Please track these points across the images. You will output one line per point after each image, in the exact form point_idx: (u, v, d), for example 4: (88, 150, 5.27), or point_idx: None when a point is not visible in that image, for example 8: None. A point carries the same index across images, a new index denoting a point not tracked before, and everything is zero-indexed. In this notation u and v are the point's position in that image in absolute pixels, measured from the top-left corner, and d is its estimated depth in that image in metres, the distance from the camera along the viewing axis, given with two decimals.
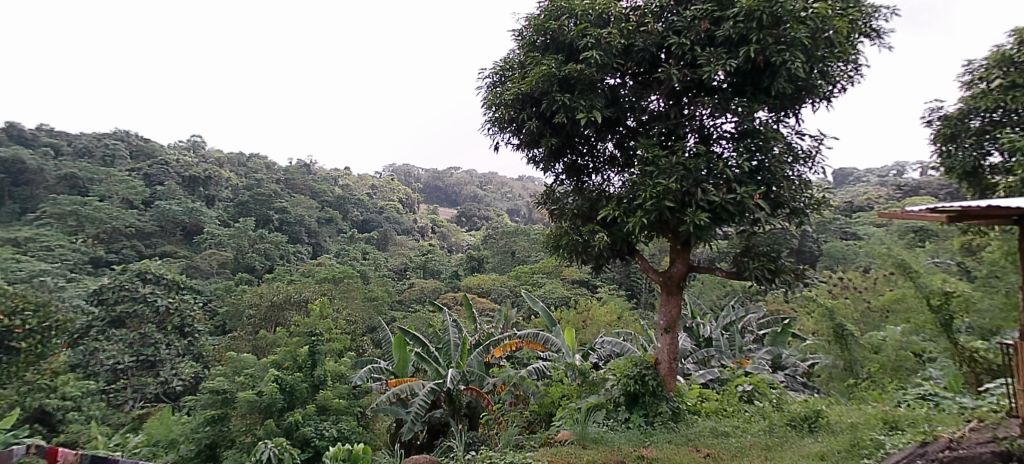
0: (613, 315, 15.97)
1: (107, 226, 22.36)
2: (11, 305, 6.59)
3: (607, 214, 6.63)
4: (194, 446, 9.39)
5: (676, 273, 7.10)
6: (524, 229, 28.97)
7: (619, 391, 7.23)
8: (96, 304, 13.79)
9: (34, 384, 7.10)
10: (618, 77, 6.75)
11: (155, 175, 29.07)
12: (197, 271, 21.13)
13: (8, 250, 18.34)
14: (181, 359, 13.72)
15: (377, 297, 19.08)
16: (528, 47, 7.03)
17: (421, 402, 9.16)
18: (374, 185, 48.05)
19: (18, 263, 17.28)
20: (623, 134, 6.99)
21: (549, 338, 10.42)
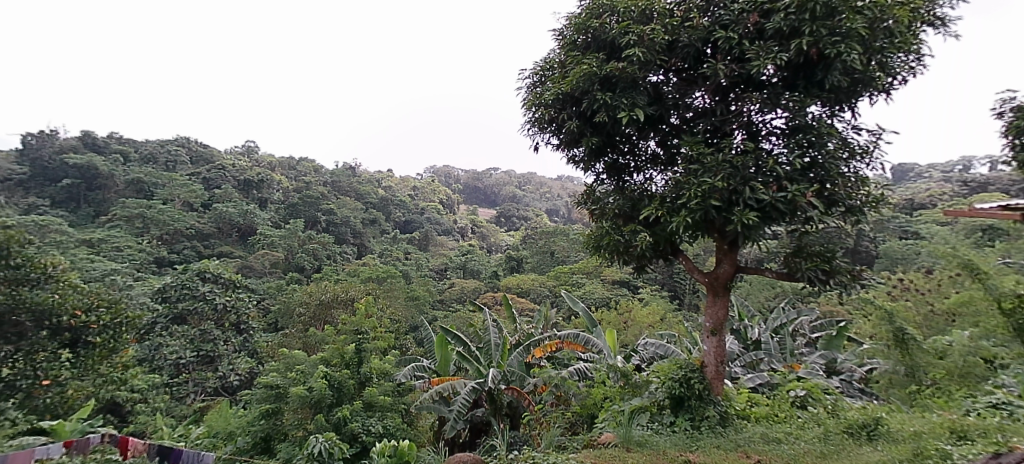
0: (656, 317, 15.76)
1: (170, 227, 23.50)
2: (88, 302, 7.05)
3: (649, 214, 6.54)
4: (250, 439, 9.84)
5: (723, 274, 6.96)
6: (564, 229, 28.91)
7: (663, 394, 7.14)
8: (161, 302, 14.48)
9: (108, 377, 7.42)
10: (662, 74, 6.69)
11: (213, 179, 30.36)
12: (251, 270, 21.94)
13: (83, 250, 19.49)
14: (237, 354, 14.27)
15: (419, 297, 19.55)
16: (568, 46, 7.04)
17: (462, 401, 9.27)
18: (416, 186, 48.81)
19: (92, 262, 18.35)
20: (666, 132, 6.92)
21: (590, 340, 10.34)
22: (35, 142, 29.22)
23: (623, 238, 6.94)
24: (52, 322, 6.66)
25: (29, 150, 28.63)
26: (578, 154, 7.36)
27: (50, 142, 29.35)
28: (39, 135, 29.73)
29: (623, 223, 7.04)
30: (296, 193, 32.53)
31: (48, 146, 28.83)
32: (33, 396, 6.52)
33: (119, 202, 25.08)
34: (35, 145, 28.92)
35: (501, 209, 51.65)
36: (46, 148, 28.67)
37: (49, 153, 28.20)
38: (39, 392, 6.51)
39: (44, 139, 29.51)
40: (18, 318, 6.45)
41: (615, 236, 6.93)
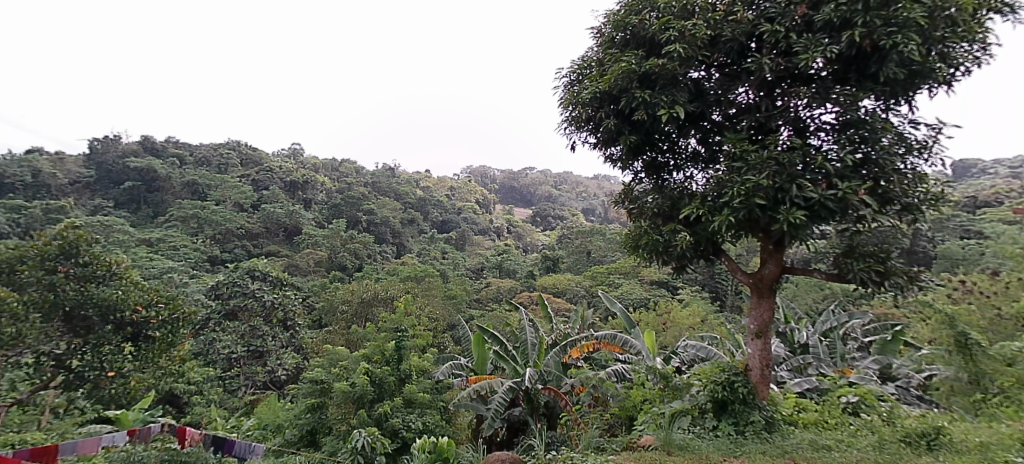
0: (696, 318, 15.44)
1: (221, 227, 24.40)
2: (147, 297, 7.33)
3: (690, 213, 6.42)
4: (297, 431, 10.19)
5: (768, 274, 6.77)
6: (601, 229, 28.69)
7: (705, 397, 7.01)
8: (214, 298, 15.05)
9: (167, 370, 7.72)
10: (703, 70, 6.57)
11: (261, 180, 31.38)
12: (297, 269, 22.56)
13: (143, 249, 20.46)
14: (285, 349, 14.70)
15: (456, 296, 19.71)
16: (607, 44, 7.00)
17: (500, 400, 9.30)
18: (453, 186, 49.26)
19: (150, 261, 19.21)
20: (707, 129, 6.79)
21: (628, 340, 10.20)
22: (100, 146, 30.88)
23: (662, 238, 6.82)
24: (115, 316, 6.96)
25: (94, 154, 30.24)
26: (616, 153, 7.30)
27: (114, 146, 30.93)
28: (104, 140, 31.37)
29: (662, 223, 6.92)
30: (338, 193, 33.24)
31: (111, 150, 30.39)
32: (100, 386, 6.85)
33: (175, 203, 26.22)
34: (100, 149, 30.54)
35: (538, 208, 51.59)
36: (110, 152, 30.24)
37: (112, 157, 29.73)
38: (105, 382, 6.85)
39: (108, 144, 31.10)
40: (86, 313, 6.78)
41: (653, 236, 6.82)
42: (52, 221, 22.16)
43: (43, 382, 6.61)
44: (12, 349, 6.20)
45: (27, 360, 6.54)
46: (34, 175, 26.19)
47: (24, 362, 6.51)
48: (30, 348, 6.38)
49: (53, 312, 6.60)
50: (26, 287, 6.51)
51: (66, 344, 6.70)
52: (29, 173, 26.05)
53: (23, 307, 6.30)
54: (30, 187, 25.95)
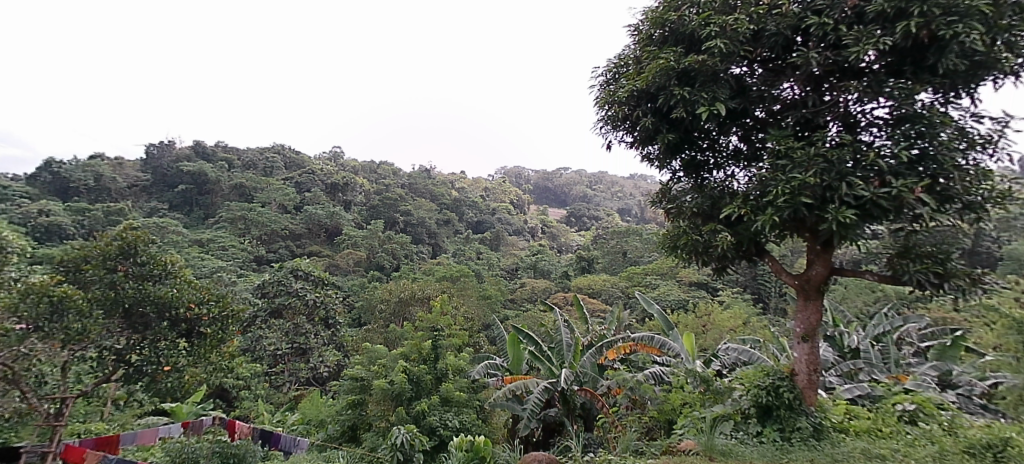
0: (738, 320, 15.03)
1: (267, 228, 25.12)
2: (199, 296, 7.45)
3: (731, 212, 6.23)
4: (339, 427, 10.42)
5: (816, 276, 6.52)
6: (637, 229, 28.34)
7: (748, 402, 6.82)
8: (260, 296, 15.50)
9: (217, 366, 7.86)
10: (745, 66, 6.38)
11: (304, 182, 32.18)
12: (337, 268, 23.02)
13: (194, 249, 21.25)
14: (326, 347, 15.01)
15: (491, 296, 19.80)
16: (644, 42, 6.88)
17: (536, 400, 9.25)
18: (487, 187, 49.50)
19: (201, 260, 19.93)
20: (749, 126, 6.59)
21: (666, 343, 9.98)
22: (155, 152, 32.28)
23: (702, 238, 6.63)
24: (171, 313, 7.16)
25: (150, 159, 31.62)
26: (653, 151, 7.15)
27: (168, 152, 32.27)
28: (159, 145, 32.74)
29: (702, 223, 6.74)
30: (376, 195, 33.77)
31: (166, 155, 31.73)
32: (157, 380, 7.15)
33: (224, 205, 27.18)
34: (156, 155, 31.92)
35: (573, 208, 51.29)
36: (165, 158, 31.59)
37: (166, 162, 31.02)
38: (161, 377, 7.14)
39: (164, 149, 32.45)
40: (144, 310, 7.03)
41: (693, 236, 6.64)
42: (112, 222, 23.25)
43: (106, 375, 7.03)
44: (78, 344, 6.62)
45: (92, 355, 7.06)
46: (96, 179, 27.54)
47: (89, 356, 6.94)
48: (94, 343, 6.79)
49: (115, 308, 6.87)
50: (90, 285, 6.83)
51: (126, 339, 7.03)
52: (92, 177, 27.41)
53: (89, 303, 6.65)
54: (93, 191, 27.30)
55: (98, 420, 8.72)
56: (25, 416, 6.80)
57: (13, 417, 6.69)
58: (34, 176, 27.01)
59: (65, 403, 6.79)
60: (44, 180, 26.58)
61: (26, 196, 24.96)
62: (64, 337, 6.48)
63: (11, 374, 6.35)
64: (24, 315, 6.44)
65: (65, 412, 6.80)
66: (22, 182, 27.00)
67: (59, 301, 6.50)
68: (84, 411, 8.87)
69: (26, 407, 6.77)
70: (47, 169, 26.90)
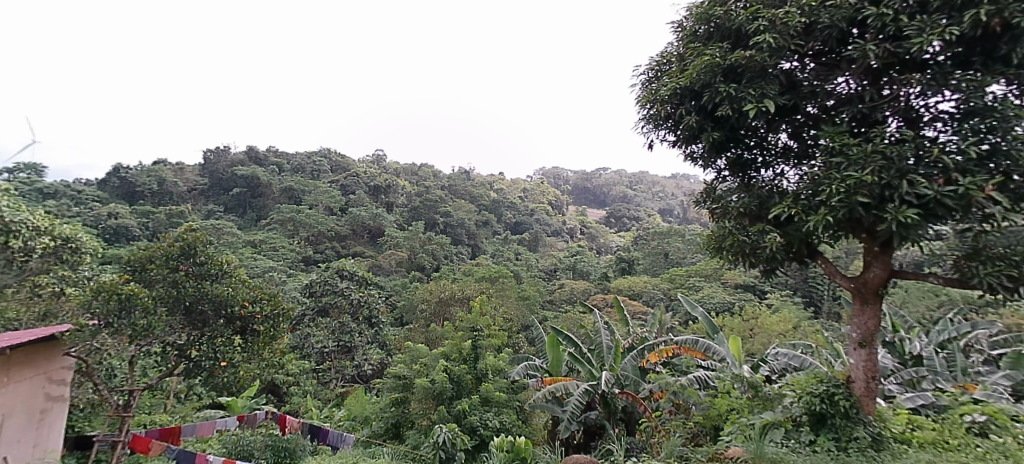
0: (787, 324, 14.53)
1: (315, 230, 25.80)
2: (253, 294, 7.61)
3: (780, 212, 5.99)
4: (383, 424, 10.62)
5: (874, 279, 6.20)
6: (679, 229, 27.77)
7: (799, 409, 6.57)
8: (308, 296, 15.91)
9: (270, 362, 8.06)
10: (795, 60, 6.14)
11: (348, 185, 32.90)
12: (380, 268, 23.40)
13: (247, 249, 22.02)
14: (370, 345, 15.27)
15: (530, 297, 19.78)
16: (689, 38, 6.72)
17: (576, 402, 9.17)
18: (525, 188, 49.49)
19: (254, 260, 20.62)
20: (800, 122, 6.34)
21: (711, 346, 9.69)
22: (212, 157, 33.56)
23: (750, 238, 6.40)
24: (227, 311, 7.38)
25: (208, 164, 32.90)
26: (697, 150, 6.96)
27: (224, 157, 33.47)
28: (215, 151, 34.00)
29: (749, 223, 6.50)
30: (417, 197, 34.22)
31: (222, 160, 32.94)
32: (215, 374, 7.38)
33: (275, 208, 28.08)
34: (213, 160, 33.16)
35: (612, 209, 50.73)
36: (221, 162, 32.79)
37: (222, 166, 32.24)
38: (219, 371, 7.36)
39: (220, 154, 33.73)
40: (203, 307, 7.29)
41: (740, 237, 6.43)
42: (174, 224, 24.35)
43: (170, 369, 7.34)
44: (143, 339, 6.90)
45: (157, 349, 7.39)
46: (159, 183, 28.83)
47: (154, 350, 7.24)
48: (157, 338, 7.05)
49: (177, 305, 7.15)
50: (155, 283, 7.13)
51: (187, 335, 7.27)
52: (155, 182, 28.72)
53: (153, 301, 6.92)
54: (156, 194, 28.58)
55: (161, 412, 9.15)
56: (98, 406, 7.98)
57: (87, 407, 7.86)
58: (103, 180, 28.39)
59: (133, 395, 7.01)
60: (114, 185, 27.87)
61: (98, 200, 26.30)
62: (131, 333, 6.75)
63: (86, 366, 6.95)
64: (97, 311, 6.76)
65: (133, 403, 7.04)
66: (94, 186, 28.43)
67: (126, 298, 6.77)
68: (150, 402, 9.36)
69: (98, 398, 7.86)
70: (116, 174, 28.20)
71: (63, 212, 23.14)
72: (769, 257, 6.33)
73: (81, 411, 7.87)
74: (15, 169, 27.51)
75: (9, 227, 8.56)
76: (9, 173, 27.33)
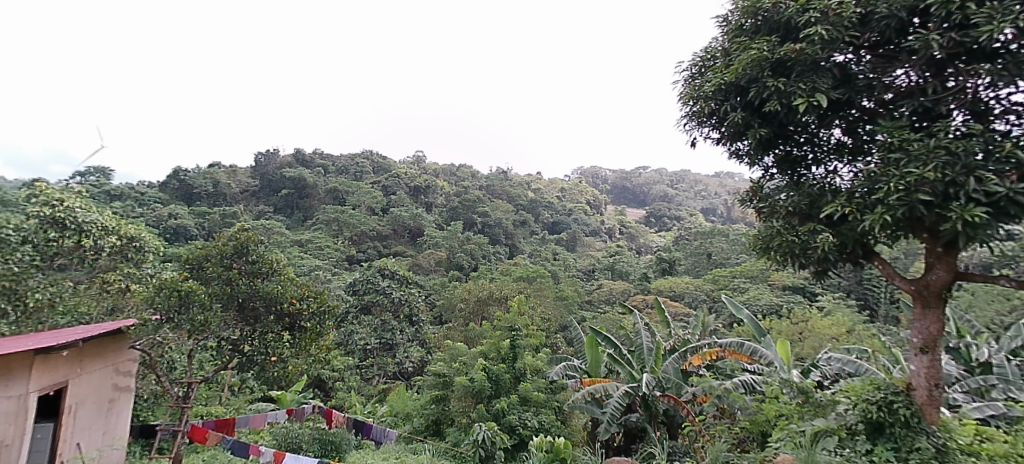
0: (840, 328, 13.95)
1: (358, 230, 26.32)
2: (300, 292, 7.76)
3: (833, 211, 5.71)
4: (424, 421, 10.74)
5: (936, 281, 5.84)
6: (723, 229, 27.04)
7: (855, 417, 6.20)
8: (351, 293, 16.23)
9: (316, 358, 8.19)
10: (849, 53, 5.85)
11: (390, 186, 33.43)
12: (420, 268, 23.65)
13: (295, 248, 22.65)
14: (411, 343, 15.44)
15: (568, 297, 19.63)
16: (735, 32, 6.49)
17: (616, 404, 9.01)
18: (563, 188, 49.22)
19: (301, 259, 21.17)
20: (854, 117, 6.00)
21: (757, 350, 9.39)
22: (263, 159, 34.56)
23: (799, 238, 6.09)
24: (276, 308, 7.55)
25: (258, 166, 34.00)
26: (743, 147, 6.71)
27: (273, 159, 34.48)
28: (265, 154, 35.05)
29: (799, 223, 6.20)
30: (456, 197, 34.47)
31: (272, 162, 33.94)
32: (266, 369, 7.58)
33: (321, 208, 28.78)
34: (263, 162, 34.20)
35: (652, 209, 49.86)
36: (271, 164, 33.78)
37: (272, 169, 33.22)
38: (269, 366, 7.57)
39: (269, 157, 34.76)
40: (254, 304, 7.49)
41: (788, 237, 6.10)
42: (228, 224, 25.24)
43: (224, 363, 7.57)
44: (201, 334, 7.11)
45: (212, 344, 7.58)
46: (213, 185, 29.98)
47: (210, 345, 7.49)
48: (213, 333, 7.29)
49: (231, 302, 7.38)
50: (210, 281, 7.37)
51: (240, 331, 7.51)
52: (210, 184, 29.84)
53: (209, 297, 7.15)
54: (211, 196, 29.73)
55: (217, 403, 9.50)
56: (159, 397, 8.59)
57: (150, 398, 8.43)
58: (164, 182, 29.66)
59: (192, 387, 7.13)
60: (172, 187, 29.11)
61: (158, 201, 27.56)
62: (189, 328, 6.96)
63: (148, 359, 7.20)
64: (158, 306, 7.00)
65: (192, 395, 7.13)
66: (154, 188, 29.75)
67: (186, 295, 7.02)
68: (206, 395, 9.74)
69: (160, 389, 8.40)
70: (175, 176, 29.43)
71: (127, 212, 24.30)
72: (821, 257, 6.03)
73: (146, 402, 8.50)
74: (85, 172, 29.03)
75: (79, 226, 9.08)
76: (80, 177, 28.88)
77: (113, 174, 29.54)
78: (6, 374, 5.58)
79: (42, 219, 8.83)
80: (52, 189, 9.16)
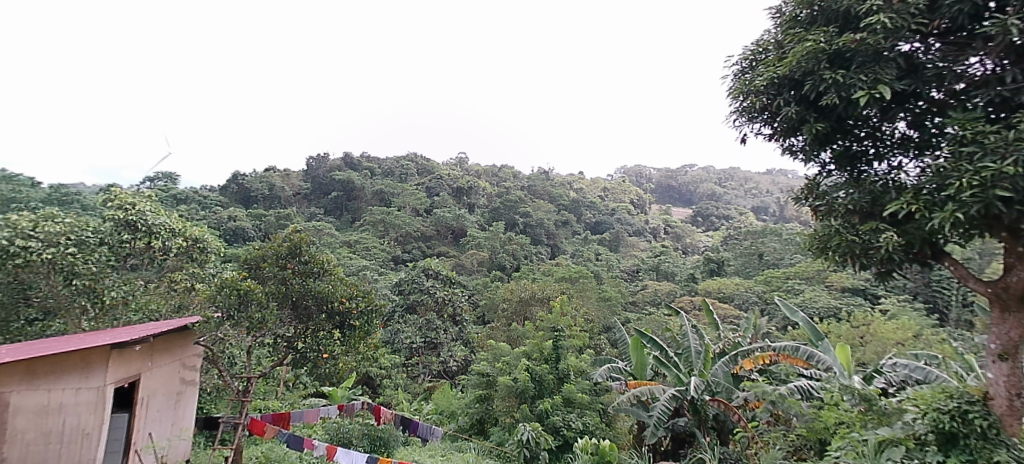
0: (904, 332, 13.23)
1: (403, 231, 26.75)
2: (350, 291, 7.91)
3: (898, 209, 5.36)
4: (469, 419, 10.79)
5: (1017, 285, 5.39)
6: (775, 228, 26.10)
7: (924, 426, 5.82)
8: (397, 293, 16.47)
9: (365, 356, 8.33)
10: (917, 41, 5.49)
11: (433, 187, 33.87)
12: (463, 268, 23.83)
13: (344, 249, 23.20)
14: (455, 342, 15.54)
15: (611, 298, 19.36)
16: (789, 24, 6.21)
17: (662, 408, 8.78)
18: (606, 188, 48.66)
19: (350, 259, 21.66)
20: (921, 109, 5.63)
21: (814, 354, 8.92)
22: (314, 163, 35.64)
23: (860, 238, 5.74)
24: (328, 306, 7.73)
25: (309, 170, 35.07)
26: (797, 143, 6.39)
27: (323, 162, 35.47)
28: (316, 157, 36.10)
29: (860, 222, 5.84)
30: (499, 197, 34.56)
31: (322, 166, 34.93)
32: (319, 365, 7.75)
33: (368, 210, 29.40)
34: (315, 166, 35.25)
35: (698, 208, 48.66)
36: (321, 168, 34.76)
37: (322, 172, 34.18)
38: (322, 363, 7.73)
39: (320, 160, 35.80)
40: (307, 302, 7.68)
41: (848, 236, 5.77)
42: (282, 226, 26.11)
43: (280, 359, 7.79)
44: (259, 331, 7.35)
45: (269, 341, 7.82)
46: (269, 188, 31.07)
47: (267, 342, 7.73)
48: (270, 331, 7.52)
49: (286, 301, 7.60)
50: (267, 280, 7.60)
51: (294, 329, 7.72)
52: (266, 187, 30.93)
53: (266, 296, 7.37)
54: (267, 199, 30.81)
55: (272, 398, 9.81)
56: (221, 391, 8.96)
57: (213, 391, 8.81)
58: (223, 186, 30.94)
59: (252, 382, 7.36)
60: (232, 190, 30.36)
61: (219, 204, 28.76)
62: (247, 325, 7.21)
63: (211, 354, 7.47)
64: (220, 304, 7.25)
65: (251, 390, 7.36)
66: (215, 191, 31.08)
67: (245, 294, 7.24)
68: (263, 389, 10.09)
69: (221, 383, 8.76)
70: (234, 180, 30.64)
71: (194, 214, 25.38)
72: (884, 258, 5.68)
73: (209, 395, 8.88)
74: (154, 177, 30.54)
75: (150, 228, 9.46)
76: (149, 182, 30.43)
77: (179, 178, 30.98)
78: (87, 366, 5.88)
79: (117, 222, 9.29)
80: (126, 194, 9.63)
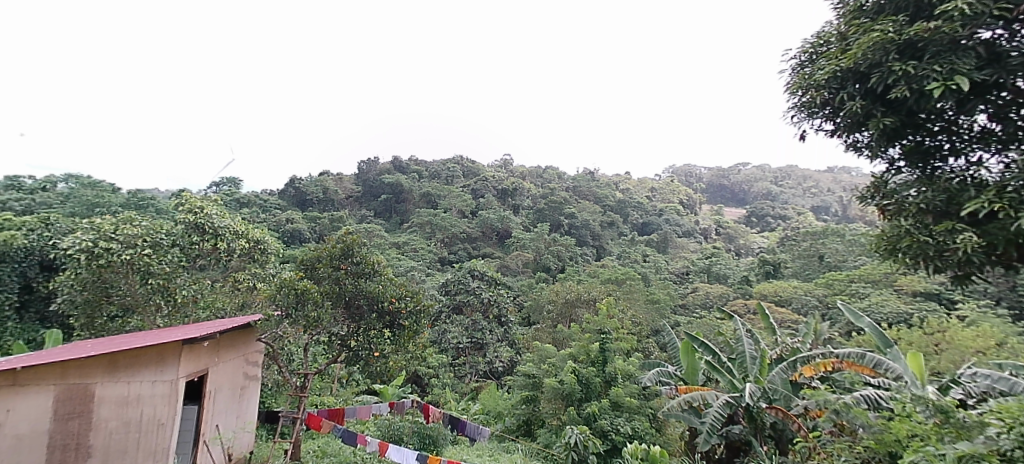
0: (982, 339, 12.35)
1: (450, 232, 27.05)
2: (399, 291, 7.99)
3: (980, 208, 4.95)
4: (515, 420, 10.76)
5: None
6: (837, 229, 24.87)
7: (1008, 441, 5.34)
8: (444, 293, 16.63)
9: (414, 355, 8.39)
10: (999, 28, 5.06)
11: (478, 189, 34.10)
12: (508, 269, 23.87)
13: (393, 250, 23.65)
14: (501, 343, 15.54)
15: (660, 301, 18.95)
16: (854, 14, 5.87)
17: (715, 415, 8.47)
18: (654, 189, 47.72)
19: (399, 260, 22.07)
20: (1005, 101, 5.19)
21: (882, 362, 8.32)
22: (365, 167, 36.58)
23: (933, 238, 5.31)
24: (379, 306, 7.84)
25: (360, 174, 36.01)
26: (862, 139, 5.93)
27: (374, 166, 36.36)
28: (367, 162, 37.04)
29: (934, 222, 5.36)
30: (544, 198, 34.43)
31: (373, 170, 35.81)
32: (370, 363, 7.86)
33: (417, 211, 29.87)
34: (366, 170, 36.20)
35: (752, 208, 47.02)
36: (372, 172, 35.64)
37: (373, 176, 35.01)
38: (373, 361, 7.83)
39: (371, 164, 36.74)
40: (359, 302, 7.82)
41: (920, 237, 5.32)
42: (335, 228, 26.91)
43: (334, 357, 7.94)
44: (314, 329, 7.53)
45: (323, 339, 7.99)
46: (324, 192, 32.05)
47: (322, 340, 7.91)
48: (324, 329, 7.68)
49: (339, 300, 7.75)
50: (321, 280, 7.78)
51: (348, 328, 7.87)
52: (321, 191, 31.91)
53: (321, 296, 7.53)
54: (322, 202, 31.79)
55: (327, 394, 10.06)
56: (280, 386, 9.27)
57: (272, 387, 9.12)
58: (281, 190, 32.16)
59: (307, 379, 7.52)
60: (289, 194, 31.52)
61: (279, 207, 29.88)
62: (304, 324, 7.40)
63: (272, 351, 7.71)
64: (279, 303, 7.48)
65: (307, 386, 7.53)
66: (274, 195, 32.35)
67: (301, 294, 7.43)
68: (318, 386, 10.37)
69: (280, 379, 9.06)
70: (291, 184, 31.80)
71: (254, 218, 26.46)
72: (962, 261, 5.21)
73: (269, 391, 9.20)
74: (220, 182, 32.10)
75: (216, 231, 9.92)
76: (216, 186, 32.01)
77: (241, 184, 32.45)
78: (161, 360, 6.16)
79: (187, 224, 9.78)
80: (195, 198, 10.14)
